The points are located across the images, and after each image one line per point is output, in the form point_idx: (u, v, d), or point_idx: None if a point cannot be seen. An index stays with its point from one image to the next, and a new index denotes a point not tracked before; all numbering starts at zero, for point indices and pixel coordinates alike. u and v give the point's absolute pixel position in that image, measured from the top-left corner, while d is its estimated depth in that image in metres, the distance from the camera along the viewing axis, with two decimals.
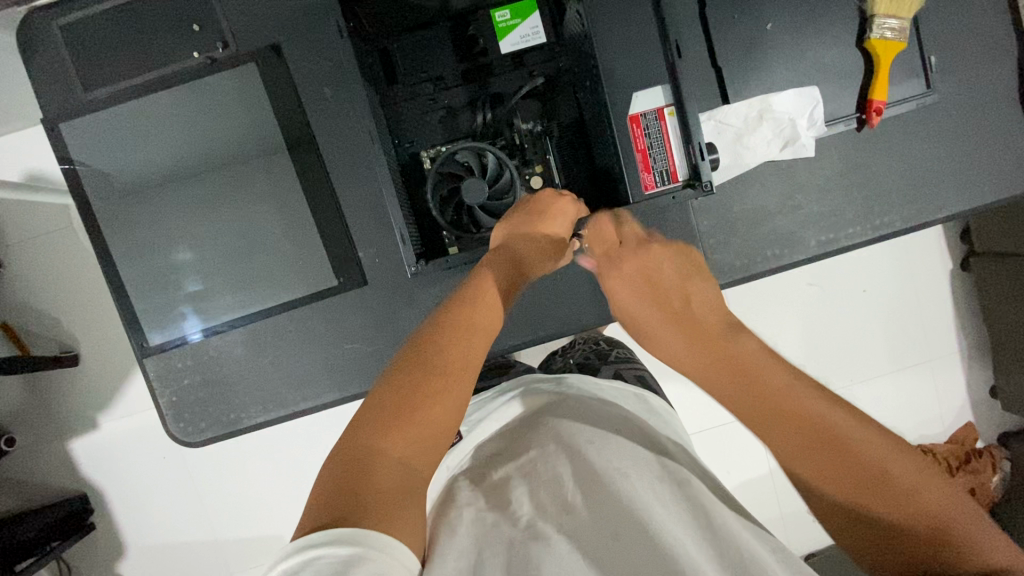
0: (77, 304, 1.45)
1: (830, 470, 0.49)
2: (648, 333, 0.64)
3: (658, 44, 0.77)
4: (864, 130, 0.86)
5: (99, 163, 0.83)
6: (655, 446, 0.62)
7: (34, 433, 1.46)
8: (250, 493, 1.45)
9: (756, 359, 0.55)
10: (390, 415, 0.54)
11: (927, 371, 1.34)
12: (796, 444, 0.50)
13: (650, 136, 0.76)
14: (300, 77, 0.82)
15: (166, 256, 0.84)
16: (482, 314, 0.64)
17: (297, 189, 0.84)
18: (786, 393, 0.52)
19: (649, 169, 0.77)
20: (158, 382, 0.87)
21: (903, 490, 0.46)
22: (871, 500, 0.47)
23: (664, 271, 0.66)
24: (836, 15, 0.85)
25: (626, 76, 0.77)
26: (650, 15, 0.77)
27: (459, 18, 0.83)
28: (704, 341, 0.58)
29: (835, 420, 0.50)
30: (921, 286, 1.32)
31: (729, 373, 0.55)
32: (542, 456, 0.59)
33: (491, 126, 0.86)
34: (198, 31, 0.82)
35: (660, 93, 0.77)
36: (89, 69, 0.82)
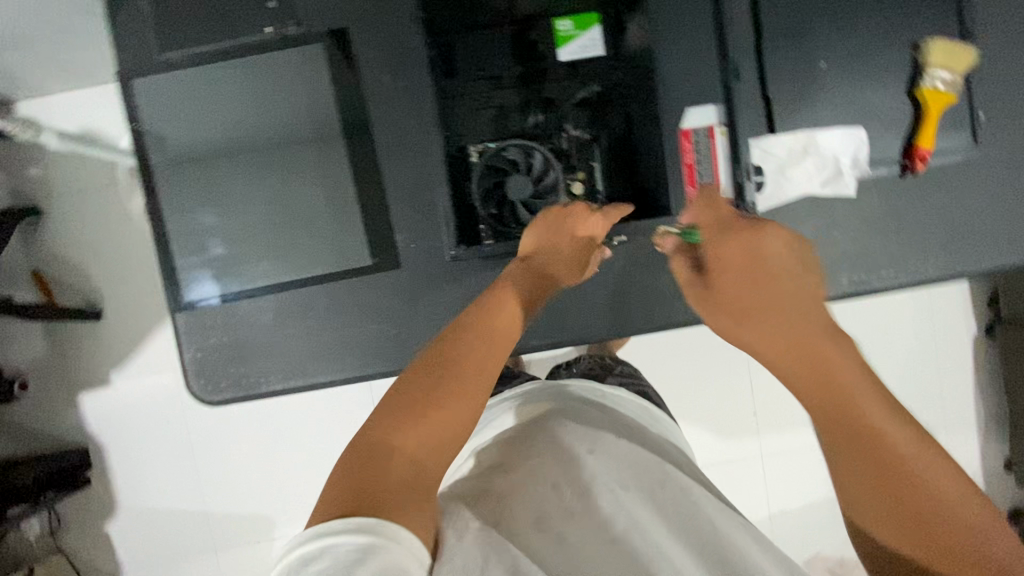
0: (122, 263, 1.54)
1: (875, 501, 0.48)
2: (722, 324, 0.58)
3: (717, 69, 0.83)
4: (906, 176, 0.87)
5: (160, 120, 0.86)
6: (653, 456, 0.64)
7: (65, 377, 1.55)
8: (257, 467, 1.53)
9: (842, 359, 0.52)
10: (409, 403, 0.55)
11: (940, 432, 1.32)
12: (845, 472, 0.50)
13: (699, 151, 0.82)
14: (361, 62, 0.85)
15: (213, 217, 0.87)
16: (503, 318, 0.65)
17: (345, 167, 0.86)
18: (852, 399, 0.50)
19: (694, 183, 0.81)
20: (186, 337, 0.88)
21: (950, 521, 0.46)
22: (918, 536, 0.47)
23: (769, 254, 0.57)
24: (888, 63, 0.86)
25: (679, 92, 0.82)
26: (711, 38, 0.82)
27: (524, 23, 0.86)
28: (792, 332, 0.53)
29: (891, 437, 0.49)
30: (943, 345, 1.30)
31: (807, 371, 0.52)
32: (541, 458, 0.59)
33: (542, 128, 0.87)
34: (274, 8, 0.85)
35: (712, 112, 0.83)
36: (166, 29, 0.85)
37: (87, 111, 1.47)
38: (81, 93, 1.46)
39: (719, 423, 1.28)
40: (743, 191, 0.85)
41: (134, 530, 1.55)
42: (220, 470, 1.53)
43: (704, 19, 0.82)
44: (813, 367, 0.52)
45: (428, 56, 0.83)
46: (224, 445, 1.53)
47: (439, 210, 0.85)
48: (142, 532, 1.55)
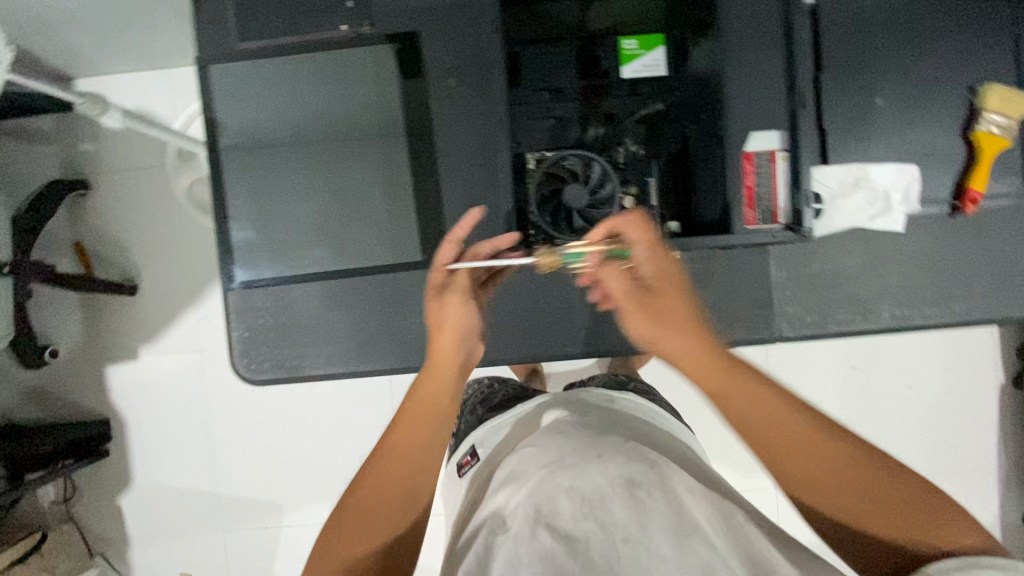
0: (163, 241, 1.58)
1: (834, 500, 0.54)
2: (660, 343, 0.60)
3: (783, 97, 0.81)
4: (956, 216, 0.88)
5: (233, 106, 0.90)
6: (635, 443, 0.66)
7: (97, 349, 1.59)
8: (274, 454, 1.54)
9: (769, 396, 0.56)
10: (339, 556, 0.60)
11: (954, 474, 1.36)
12: (800, 481, 0.54)
13: (759, 174, 0.81)
14: (429, 64, 0.88)
15: (273, 201, 0.90)
16: (413, 438, 0.64)
17: (404, 165, 0.89)
18: (788, 422, 0.55)
19: (752, 206, 0.81)
20: (235, 315, 0.90)
21: (897, 503, 0.52)
22: (873, 521, 0.52)
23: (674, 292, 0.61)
24: (945, 104, 0.88)
25: (743, 115, 0.81)
26: (779, 61, 0.80)
27: (590, 38, 0.88)
28: (718, 370, 0.58)
29: (832, 442, 0.54)
30: (965, 386, 1.36)
31: (745, 406, 0.56)
32: (527, 470, 0.62)
33: (600, 140, 0.87)
34: (351, 8, 0.88)
35: (775, 137, 0.81)
36: (247, 19, 0.88)
37: (148, 92, 1.52)
38: (144, 74, 1.52)
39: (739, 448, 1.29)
40: (800, 216, 0.80)
41: (147, 505, 1.57)
42: (238, 453, 1.55)
43: (773, 41, 0.81)
44: (746, 398, 0.56)
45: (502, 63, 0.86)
46: (245, 429, 1.55)
47: (504, 213, 0.88)
48: (155, 508, 1.57)
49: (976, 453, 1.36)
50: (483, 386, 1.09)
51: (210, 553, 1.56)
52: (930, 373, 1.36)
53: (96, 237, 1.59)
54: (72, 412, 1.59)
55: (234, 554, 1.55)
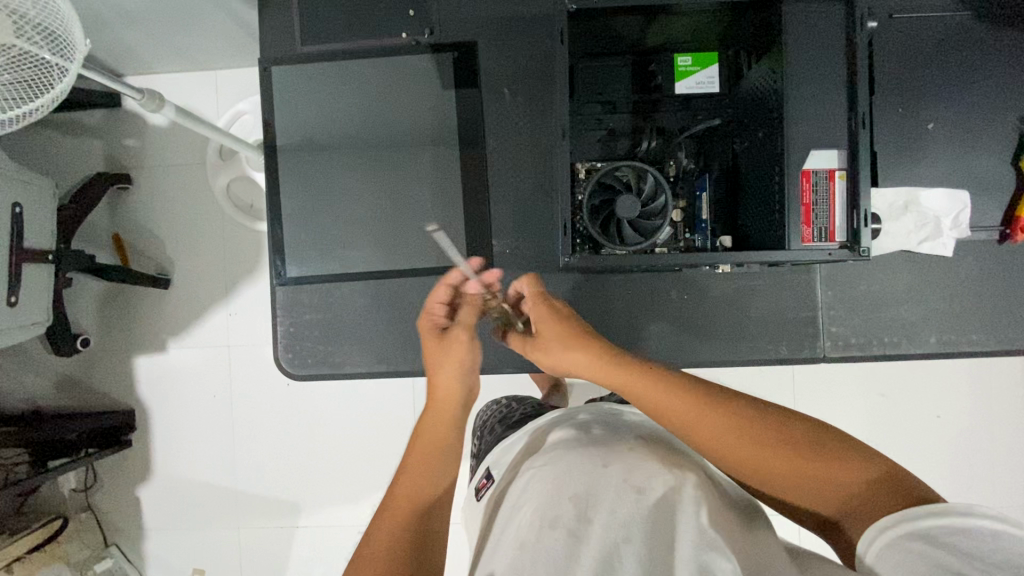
0: (200, 237, 1.61)
1: (773, 471, 0.58)
2: (576, 367, 0.68)
3: (844, 114, 0.77)
4: (1005, 244, 0.87)
5: (292, 106, 0.92)
6: (637, 446, 0.65)
7: (129, 340, 1.61)
8: (297, 452, 1.55)
9: (682, 389, 0.62)
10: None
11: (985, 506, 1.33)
12: (745, 464, 0.59)
13: (817, 194, 0.76)
14: (486, 74, 0.91)
15: (323, 201, 0.92)
16: (418, 472, 0.67)
17: (454, 170, 0.91)
18: (705, 412, 0.60)
19: (809, 224, 0.76)
20: (282, 311, 0.92)
21: (824, 461, 0.57)
22: (813, 482, 0.57)
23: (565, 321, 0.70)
24: (996, 132, 0.88)
25: (803, 134, 0.77)
26: (842, 80, 0.77)
27: (644, 54, 0.88)
28: (629, 379, 0.64)
29: (753, 419, 0.60)
30: (998, 417, 1.34)
31: (664, 405, 0.62)
32: (533, 483, 0.62)
33: (652, 153, 0.89)
34: (411, 16, 0.91)
35: (836, 156, 0.76)
36: (311, 25, 0.91)
37: (197, 92, 1.57)
38: (194, 74, 1.57)
39: None
40: (858, 236, 0.75)
41: (166, 498, 1.58)
42: (260, 450, 1.56)
43: (839, 57, 0.77)
44: (660, 399, 0.62)
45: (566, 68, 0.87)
46: (268, 427, 1.56)
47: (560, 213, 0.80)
48: (175, 501, 1.57)
49: (1006, 487, 1.34)
50: (500, 407, 1.10)
51: (226, 550, 1.56)
52: (962, 404, 1.34)
53: (135, 230, 1.62)
54: (99, 401, 1.60)
55: (249, 552, 1.55)
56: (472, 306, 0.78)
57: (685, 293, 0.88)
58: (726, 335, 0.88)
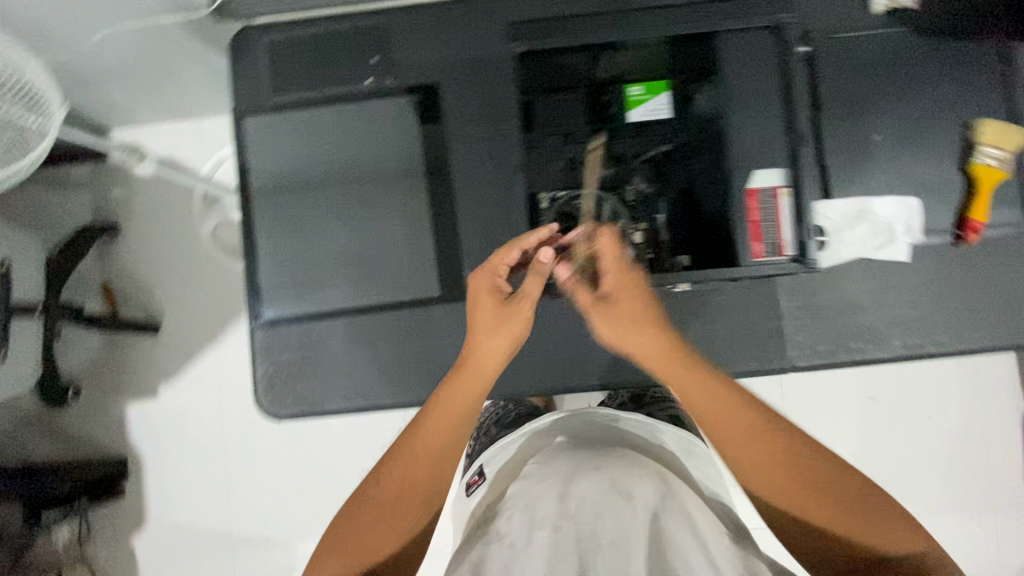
0: (188, 281, 1.64)
1: (795, 500, 0.65)
2: (645, 352, 0.72)
3: (782, 135, 0.87)
4: (961, 245, 0.90)
5: (264, 152, 0.95)
6: (625, 456, 0.75)
7: (119, 387, 1.62)
8: (291, 491, 1.54)
9: (746, 410, 0.67)
10: (358, 543, 0.72)
11: (981, 506, 1.33)
12: (769, 484, 0.66)
13: (764, 210, 0.87)
14: (449, 111, 0.94)
15: (298, 242, 0.95)
16: (436, 434, 0.74)
17: (422, 205, 0.94)
18: (762, 433, 0.66)
19: (758, 240, 0.87)
20: (260, 352, 0.94)
21: (841, 502, 0.64)
22: (824, 518, 0.64)
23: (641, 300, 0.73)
24: (941, 138, 0.91)
25: (746, 156, 0.88)
26: (778, 105, 0.87)
27: (598, 86, 0.93)
28: (703, 386, 0.68)
29: (798, 450, 0.66)
30: (989, 416, 1.35)
31: (728, 420, 0.67)
32: (534, 481, 0.74)
33: (610, 179, 0.92)
34: (375, 63, 0.95)
35: (778, 174, 0.87)
36: (280, 75, 0.96)
37: (181, 142, 1.61)
38: (178, 125, 1.61)
39: None
40: (805, 249, 0.87)
41: (160, 546, 1.57)
42: (254, 490, 1.55)
43: (771, 86, 0.87)
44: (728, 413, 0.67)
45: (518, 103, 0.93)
46: (261, 467, 1.56)
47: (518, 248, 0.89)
48: (169, 548, 1.56)
49: (1003, 485, 1.34)
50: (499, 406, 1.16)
51: None
52: (949, 403, 1.35)
53: (124, 278, 1.65)
54: (90, 450, 1.60)
55: None
56: (536, 273, 0.77)
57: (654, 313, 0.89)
58: (698, 350, 0.90)
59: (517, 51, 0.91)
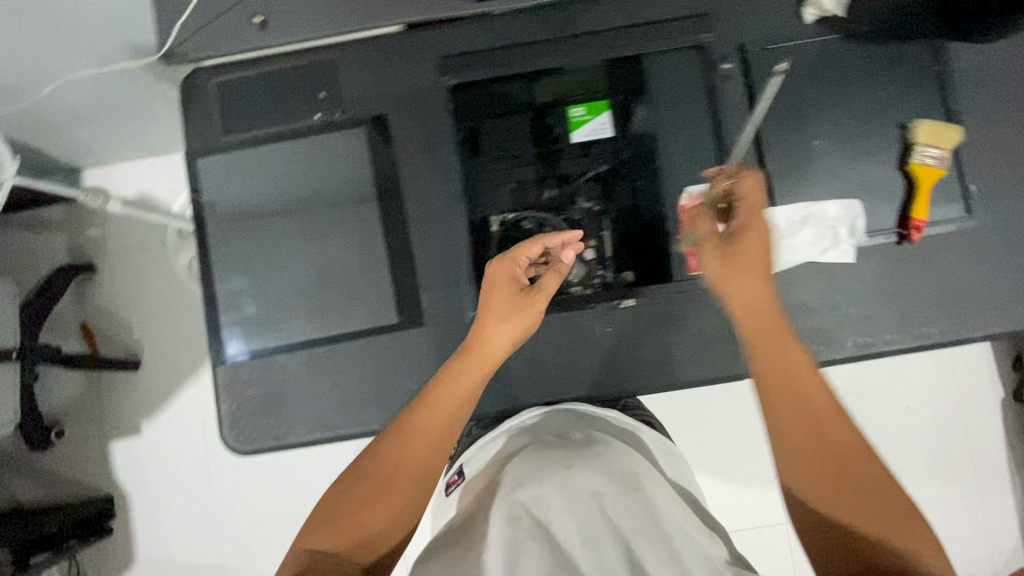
0: (165, 316, 1.65)
1: (829, 488, 0.59)
2: (748, 299, 0.71)
3: (714, 149, 0.91)
4: (905, 244, 0.92)
5: (218, 190, 0.97)
6: (601, 453, 0.74)
7: (101, 425, 1.62)
8: (280, 518, 1.54)
9: (813, 380, 0.64)
10: (350, 517, 0.67)
11: (960, 494, 1.34)
12: (801, 463, 0.61)
13: None
14: (399, 142, 0.96)
15: (256, 278, 0.96)
16: (439, 416, 0.72)
17: (376, 233, 0.95)
18: (822, 406, 0.63)
19: None
20: (224, 388, 0.95)
21: (878, 501, 0.58)
22: (850, 513, 0.58)
23: (752, 252, 0.73)
24: (881, 140, 0.93)
25: (681, 175, 0.91)
26: (708, 124, 0.91)
27: (540, 109, 0.96)
28: (781, 346, 0.67)
29: (845, 435, 0.61)
30: (966, 405, 1.36)
31: (789, 383, 0.64)
32: (522, 476, 0.71)
33: (556, 200, 0.94)
34: (323, 97, 0.97)
35: (711, 190, 0.91)
36: (230, 115, 0.98)
37: (150, 179, 1.63)
38: (146, 163, 1.63)
39: (731, 481, 1.34)
40: None
41: None
42: (241, 520, 1.56)
43: (699, 104, 0.91)
44: (793, 376, 0.64)
45: (454, 131, 0.95)
46: (247, 496, 1.56)
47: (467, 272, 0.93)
48: None
49: (982, 471, 1.35)
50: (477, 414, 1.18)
51: None
52: (921, 393, 1.36)
53: (101, 317, 1.66)
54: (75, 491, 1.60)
55: None
56: (556, 272, 0.84)
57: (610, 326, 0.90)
58: (655, 363, 0.90)
59: (448, 83, 0.94)
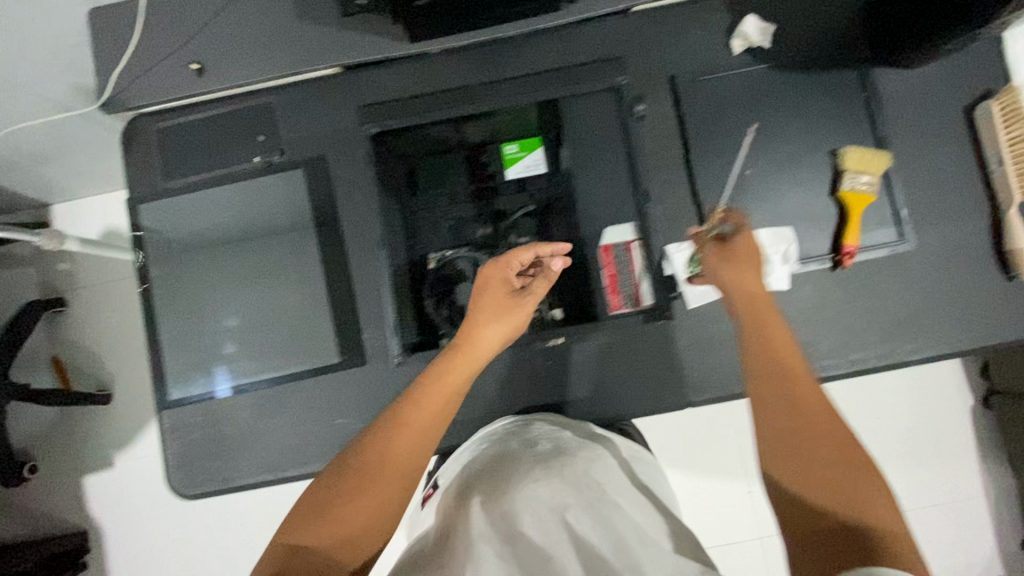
0: (133, 349, 1.65)
1: (808, 472, 0.59)
2: (750, 299, 0.74)
3: (630, 188, 0.96)
4: (839, 269, 0.92)
5: (161, 235, 0.98)
6: (569, 464, 0.75)
7: (74, 460, 1.62)
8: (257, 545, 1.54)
9: (801, 369, 0.66)
10: (338, 509, 0.63)
11: (930, 505, 1.34)
12: (783, 448, 0.61)
13: (619, 263, 0.96)
14: (337, 181, 0.97)
15: (199, 321, 0.97)
16: (434, 405, 0.71)
17: (318, 273, 0.96)
18: (809, 394, 0.63)
19: (615, 292, 0.95)
20: (169, 433, 0.95)
21: (855, 490, 0.57)
22: (828, 499, 0.58)
23: (751, 263, 0.77)
24: (812, 167, 0.94)
25: (598, 212, 0.99)
26: (622, 163, 0.96)
27: (476, 148, 1.04)
28: (769, 338, 0.69)
29: (827, 423, 0.62)
30: (934, 416, 1.36)
31: (778, 370, 0.65)
32: (506, 483, 0.72)
33: (490, 235, 1.02)
34: (263, 140, 0.98)
35: (628, 229, 0.96)
36: (171, 161, 0.99)
37: (109, 214, 1.61)
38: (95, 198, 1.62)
39: (704, 506, 1.33)
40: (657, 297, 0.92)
41: None
42: (220, 549, 1.55)
43: (616, 144, 0.97)
44: (784, 363, 0.66)
45: (376, 173, 0.96)
46: (224, 525, 1.56)
47: (389, 316, 0.93)
48: None
49: (951, 483, 1.35)
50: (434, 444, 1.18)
51: None
52: (885, 405, 1.37)
53: (72, 352, 1.66)
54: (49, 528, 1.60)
55: None
56: (547, 278, 0.87)
57: (548, 359, 0.93)
58: (595, 395, 0.92)
59: (369, 132, 0.96)
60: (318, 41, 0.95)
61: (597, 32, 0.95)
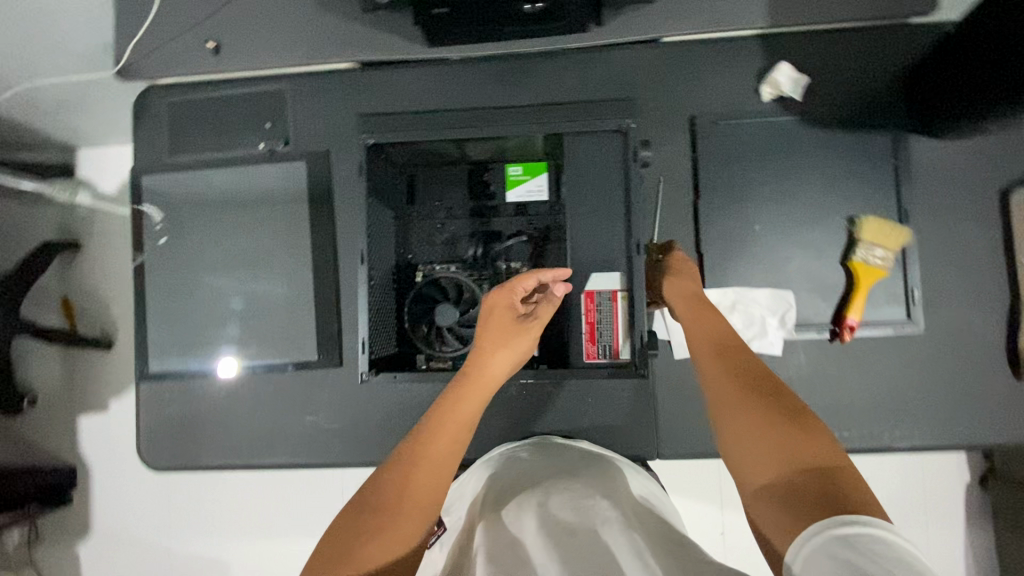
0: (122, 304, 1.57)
1: (755, 435, 0.59)
2: (705, 314, 0.75)
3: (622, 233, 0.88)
4: (836, 342, 0.88)
5: (160, 209, 0.98)
6: (570, 486, 0.69)
7: (57, 401, 1.56)
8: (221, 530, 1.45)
9: (748, 355, 0.69)
10: (355, 542, 0.56)
11: None
12: (735, 425, 0.61)
13: (601, 313, 0.89)
14: (337, 180, 0.96)
15: (185, 300, 0.97)
16: (447, 436, 0.68)
17: (307, 269, 0.96)
18: (752, 370, 0.66)
19: (594, 341, 0.89)
20: (146, 403, 0.98)
21: (803, 444, 0.56)
22: (780, 457, 0.56)
23: (690, 282, 0.81)
24: (825, 231, 0.90)
25: (585, 257, 0.89)
26: (618, 201, 0.88)
27: (479, 164, 0.99)
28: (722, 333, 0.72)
29: (772, 389, 0.63)
30: None
31: (723, 356, 0.68)
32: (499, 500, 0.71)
33: (481, 257, 0.98)
34: (268, 128, 0.98)
35: (617, 278, 0.89)
36: (179, 137, 0.99)
37: (105, 171, 1.55)
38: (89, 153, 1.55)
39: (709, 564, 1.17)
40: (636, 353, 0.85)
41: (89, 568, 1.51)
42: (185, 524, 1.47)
43: (617, 181, 0.88)
44: (733, 351, 0.69)
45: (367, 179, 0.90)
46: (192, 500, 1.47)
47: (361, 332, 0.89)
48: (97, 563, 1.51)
49: None
50: None
51: None
52: None
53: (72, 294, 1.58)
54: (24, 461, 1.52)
55: None
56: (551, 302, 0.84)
57: (524, 387, 0.91)
58: (564, 433, 0.90)
59: (365, 141, 0.90)
60: (335, 34, 0.93)
61: (620, 59, 0.91)
